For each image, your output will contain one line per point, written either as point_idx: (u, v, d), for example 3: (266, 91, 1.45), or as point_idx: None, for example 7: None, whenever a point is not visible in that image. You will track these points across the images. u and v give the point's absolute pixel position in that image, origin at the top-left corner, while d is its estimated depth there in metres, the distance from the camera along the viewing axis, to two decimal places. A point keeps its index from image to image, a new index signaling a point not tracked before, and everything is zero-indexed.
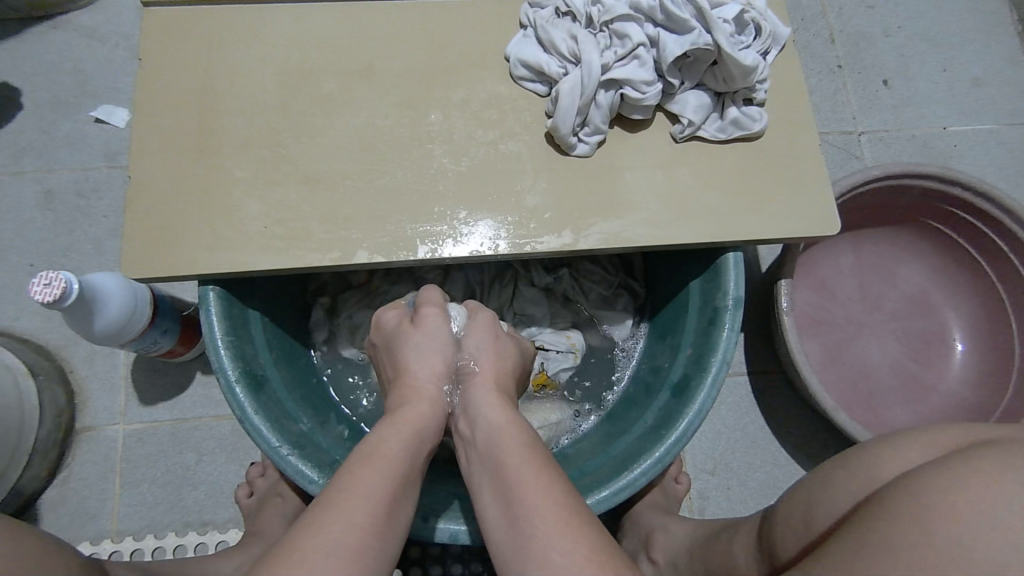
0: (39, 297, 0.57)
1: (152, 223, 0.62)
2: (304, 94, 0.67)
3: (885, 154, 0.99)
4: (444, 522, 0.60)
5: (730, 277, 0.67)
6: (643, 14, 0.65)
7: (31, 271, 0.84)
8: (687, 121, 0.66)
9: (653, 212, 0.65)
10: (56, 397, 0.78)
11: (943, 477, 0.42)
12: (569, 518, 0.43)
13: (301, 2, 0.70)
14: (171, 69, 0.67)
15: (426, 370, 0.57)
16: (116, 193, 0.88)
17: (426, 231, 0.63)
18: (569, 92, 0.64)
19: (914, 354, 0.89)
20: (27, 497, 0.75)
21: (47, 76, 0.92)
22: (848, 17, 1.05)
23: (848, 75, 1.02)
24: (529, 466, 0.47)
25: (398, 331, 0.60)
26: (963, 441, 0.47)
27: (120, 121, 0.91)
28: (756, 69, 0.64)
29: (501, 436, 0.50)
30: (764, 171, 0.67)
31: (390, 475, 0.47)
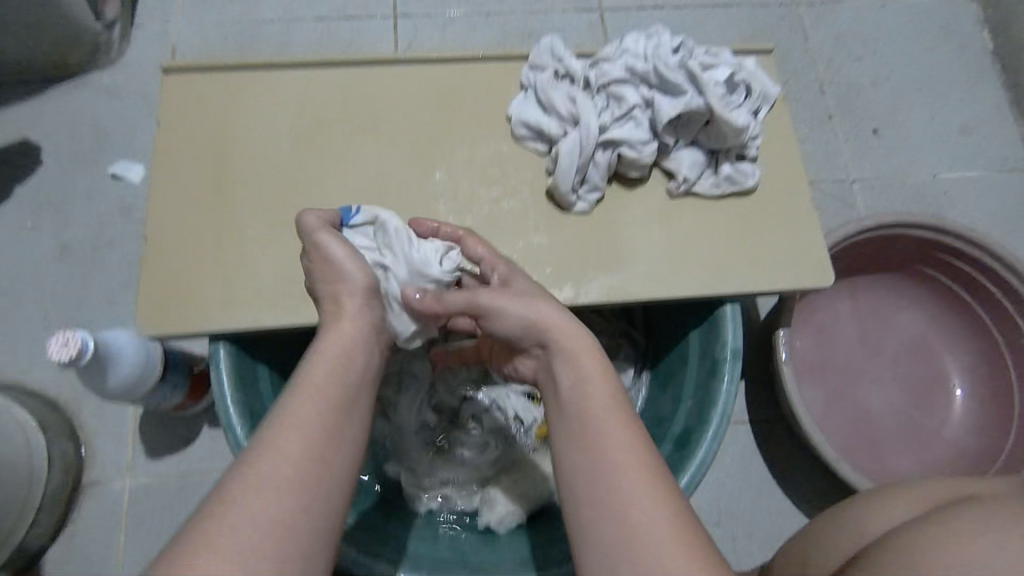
0: (56, 356, 0.58)
1: (165, 281, 0.63)
2: (314, 155, 0.69)
3: (878, 201, 1.01)
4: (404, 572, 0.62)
5: (728, 330, 0.68)
6: (638, 78, 0.68)
7: (45, 324, 0.86)
8: (682, 178, 0.69)
9: (651, 267, 0.67)
10: (65, 450, 0.79)
11: (932, 533, 0.42)
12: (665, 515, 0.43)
13: (312, 67, 0.73)
14: (186, 132, 0.70)
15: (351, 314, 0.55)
16: (129, 246, 0.91)
17: None
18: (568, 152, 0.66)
19: (916, 400, 0.89)
20: (32, 552, 0.76)
21: (67, 133, 0.96)
22: (837, 69, 1.09)
23: (839, 125, 1.06)
24: (623, 456, 0.45)
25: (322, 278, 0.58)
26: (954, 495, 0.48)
27: (135, 177, 0.94)
28: (747, 129, 0.67)
29: (596, 416, 0.48)
30: (759, 225, 0.70)
31: (301, 475, 0.43)
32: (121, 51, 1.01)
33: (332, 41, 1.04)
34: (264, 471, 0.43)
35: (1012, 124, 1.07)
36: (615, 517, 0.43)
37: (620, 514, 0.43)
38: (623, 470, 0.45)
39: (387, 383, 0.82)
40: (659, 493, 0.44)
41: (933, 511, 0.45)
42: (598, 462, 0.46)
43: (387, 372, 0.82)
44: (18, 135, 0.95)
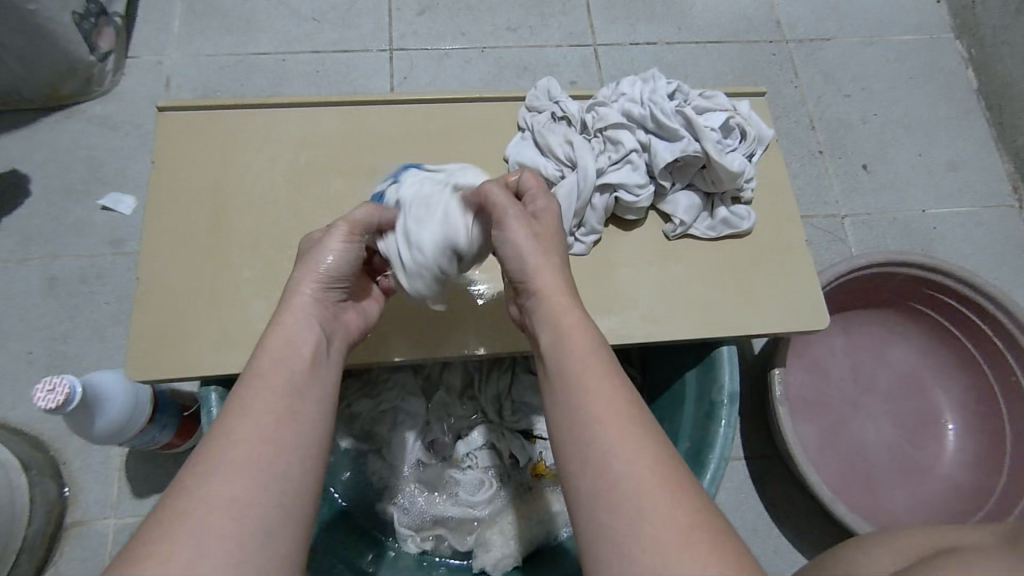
0: (42, 403, 0.57)
1: (156, 325, 0.62)
2: (311, 195, 0.69)
3: (869, 235, 1.02)
4: None
5: (725, 372, 0.68)
6: (635, 122, 0.69)
7: (30, 359, 0.84)
8: (679, 221, 0.69)
9: (648, 310, 0.67)
10: (48, 490, 0.77)
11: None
12: (648, 456, 0.41)
13: (310, 106, 0.73)
14: (182, 172, 0.69)
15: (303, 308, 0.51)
16: (119, 280, 0.89)
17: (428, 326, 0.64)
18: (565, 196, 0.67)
19: (909, 435, 0.90)
20: None
21: (57, 164, 0.95)
22: (827, 105, 1.11)
23: (829, 160, 1.07)
24: (603, 403, 0.43)
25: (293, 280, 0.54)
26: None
27: (126, 209, 0.93)
28: (743, 173, 0.68)
29: (573, 360, 0.46)
30: (755, 268, 0.70)
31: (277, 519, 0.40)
32: (114, 81, 1.01)
33: (328, 74, 1.05)
34: (218, 461, 0.41)
35: (997, 160, 1.09)
36: (599, 462, 0.41)
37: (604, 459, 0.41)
38: (603, 416, 0.43)
39: (379, 421, 0.79)
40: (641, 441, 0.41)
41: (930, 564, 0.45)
42: (579, 411, 0.43)
43: (379, 410, 0.79)
44: (8, 166, 0.94)
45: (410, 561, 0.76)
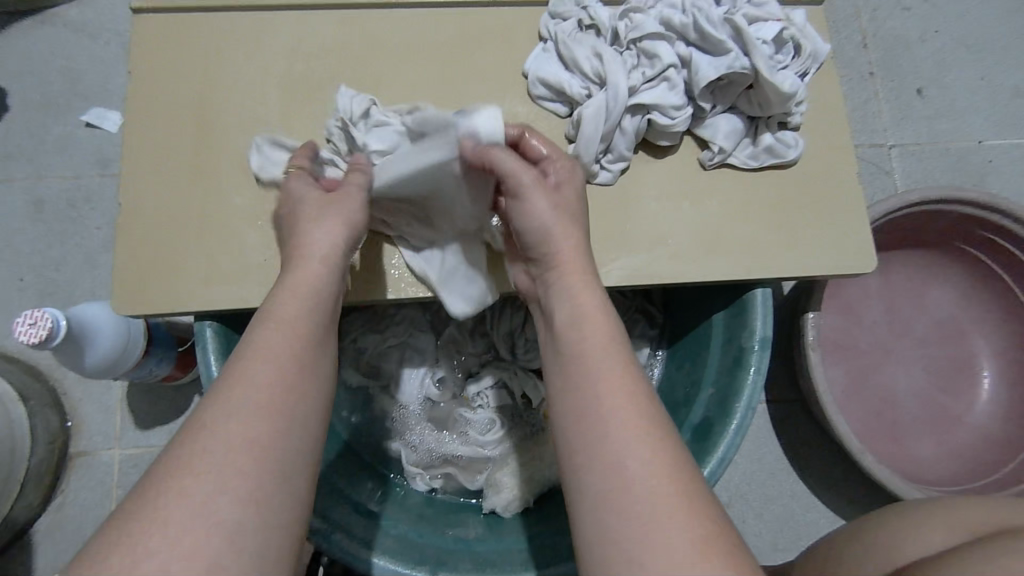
0: (24, 338, 0.53)
1: (145, 255, 0.58)
2: (306, 112, 0.62)
3: (918, 168, 0.94)
4: (379, 560, 0.58)
5: (757, 315, 0.63)
6: (674, 32, 0.60)
7: (22, 286, 0.81)
8: (717, 148, 0.62)
9: (678, 247, 0.61)
10: (50, 420, 0.75)
11: (975, 566, 0.38)
12: None
13: (303, 9, 0.65)
14: (163, 85, 0.62)
15: (322, 245, 0.49)
16: (109, 204, 0.84)
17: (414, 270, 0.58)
18: (596, 129, 0.59)
19: (941, 383, 0.85)
20: (21, 525, 0.73)
21: (34, 75, 0.87)
22: (882, 20, 0.99)
23: (880, 83, 0.97)
24: None
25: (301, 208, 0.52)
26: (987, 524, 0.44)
27: (112, 126, 0.86)
28: (795, 94, 0.60)
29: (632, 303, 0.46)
30: (800, 202, 0.63)
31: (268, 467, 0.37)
32: None
33: None
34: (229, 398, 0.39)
35: None
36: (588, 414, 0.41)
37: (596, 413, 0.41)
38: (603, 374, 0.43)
39: (386, 356, 0.76)
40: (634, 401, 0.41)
41: (974, 539, 0.41)
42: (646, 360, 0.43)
43: (386, 345, 0.76)
44: None
45: (419, 499, 0.73)
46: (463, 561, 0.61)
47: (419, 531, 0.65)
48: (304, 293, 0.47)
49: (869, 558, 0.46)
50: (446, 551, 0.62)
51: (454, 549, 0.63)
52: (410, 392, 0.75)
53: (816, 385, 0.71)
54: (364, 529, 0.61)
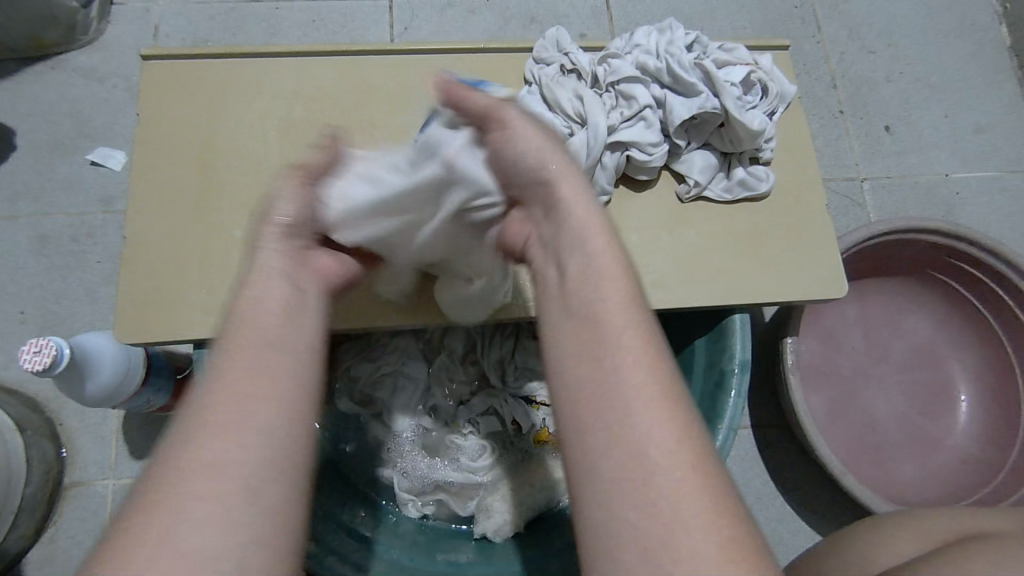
0: (28, 365, 0.55)
1: (147, 286, 0.60)
2: (303, 150, 0.66)
3: (889, 200, 0.98)
4: None
5: (736, 342, 0.66)
6: (650, 76, 0.64)
7: (23, 319, 0.83)
8: (693, 182, 0.66)
9: (659, 276, 0.64)
10: (45, 451, 0.76)
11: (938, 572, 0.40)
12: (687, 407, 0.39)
13: (302, 55, 0.69)
14: (168, 126, 0.65)
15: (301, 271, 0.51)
16: (111, 239, 0.87)
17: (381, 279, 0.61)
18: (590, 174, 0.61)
19: (919, 406, 0.88)
20: (12, 557, 0.73)
21: (43, 118, 0.91)
22: (849, 63, 1.06)
23: (850, 120, 1.02)
24: None
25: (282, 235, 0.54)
26: (950, 535, 0.46)
27: (116, 165, 0.90)
28: (764, 131, 0.64)
29: None
30: (772, 231, 0.67)
31: None
32: (100, 30, 0.96)
33: (325, 23, 1.00)
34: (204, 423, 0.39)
35: None
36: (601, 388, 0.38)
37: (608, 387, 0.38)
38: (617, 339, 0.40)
39: (379, 385, 0.77)
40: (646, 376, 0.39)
41: (940, 548, 0.44)
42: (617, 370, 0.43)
43: (379, 374, 0.78)
44: None
45: (411, 526, 0.74)
46: None
47: (409, 556, 0.66)
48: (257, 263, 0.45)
49: (845, 570, 0.48)
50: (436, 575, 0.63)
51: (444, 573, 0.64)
52: (402, 420, 0.77)
53: (797, 407, 0.73)
54: (357, 555, 0.63)
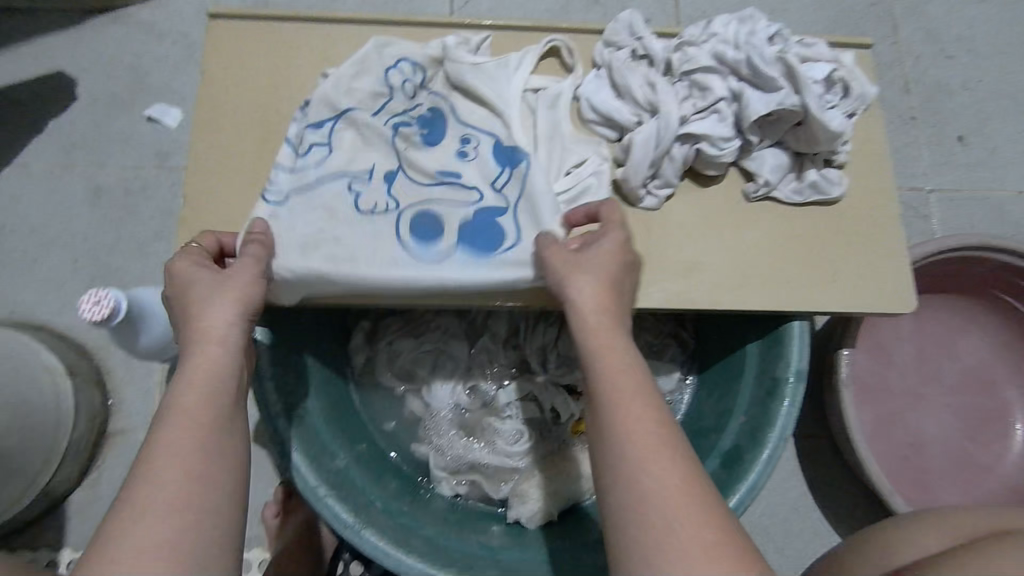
0: (88, 315, 0.55)
1: None
2: (268, 97, 0.65)
3: (955, 215, 0.94)
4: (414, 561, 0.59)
5: (792, 349, 0.64)
6: (727, 67, 0.62)
7: (76, 269, 0.84)
8: (762, 181, 0.64)
9: (719, 276, 0.63)
10: (92, 399, 0.77)
11: None
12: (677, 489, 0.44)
13: (367, 24, 0.68)
14: (231, 87, 0.65)
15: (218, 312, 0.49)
16: (164, 195, 0.87)
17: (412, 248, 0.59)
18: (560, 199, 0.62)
19: (969, 431, 0.85)
20: (56, 499, 0.75)
21: (105, 71, 0.91)
22: (926, 67, 1.01)
23: (921, 127, 0.98)
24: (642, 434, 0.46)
25: (203, 281, 0.50)
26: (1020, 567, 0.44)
27: (173, 122, 0.90)
28: (843, 134, 0.61)
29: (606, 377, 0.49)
30: (842, 239, 0.65)
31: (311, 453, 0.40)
32: None
33: None
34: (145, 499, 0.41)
35: None
36: (623, 474, 0.45)
37: (626, 475, 0.45)
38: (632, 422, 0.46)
39: (420, 362, 0.78)
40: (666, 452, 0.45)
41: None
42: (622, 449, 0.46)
43: (422, 350, 0.78)
44: (53, 68, 0.91)
45: (443, 504, 0.74)
46: (488, 568, 0.61)
47: (445, 533, 0.66)
48: (206, 376, 0.47)
49: None
50: (468, 556, 0.63)
51: (480, 556, 0.63)
52: (441, 399, 0.77)
53: (848, 423, 0.71)
54: (396, 530, 0.62)
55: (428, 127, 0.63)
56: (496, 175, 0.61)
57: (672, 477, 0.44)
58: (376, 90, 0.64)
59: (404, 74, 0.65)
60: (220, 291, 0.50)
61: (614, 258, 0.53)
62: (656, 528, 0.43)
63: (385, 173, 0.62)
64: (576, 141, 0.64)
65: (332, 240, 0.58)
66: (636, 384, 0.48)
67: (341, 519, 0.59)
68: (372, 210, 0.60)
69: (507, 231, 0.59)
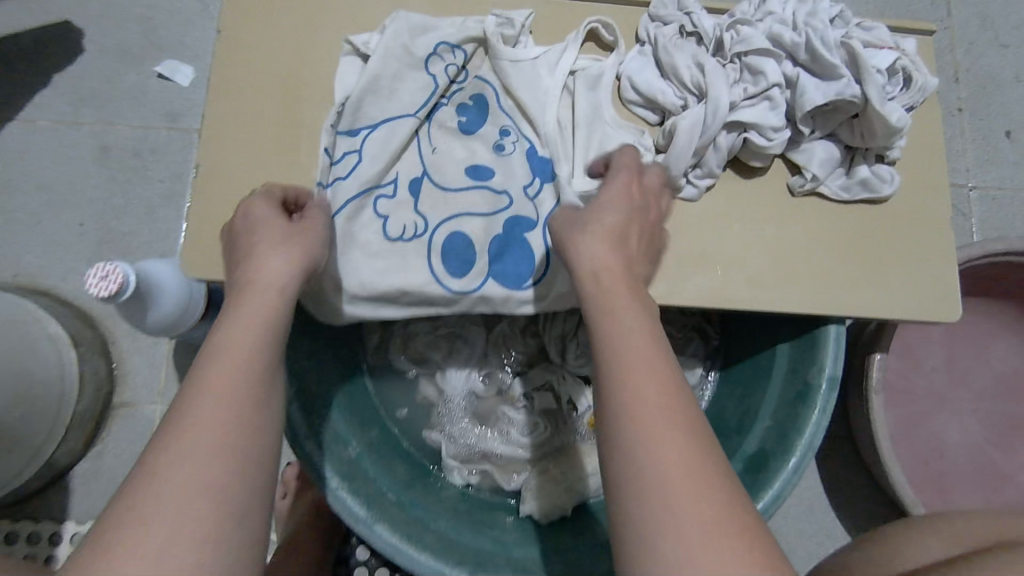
0: (94, 291, 0.53)
1: (217, 219, 0.57)
2: (288, 61, 0.61)
3: (996, 215, 0.90)
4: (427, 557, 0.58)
5: (828, 353, 0.61)
6: (783, 51, 0.57)
7: (81, 231, 0.81)
8: (810, 175, 0.60)
9: (758, 274, 0.59)
10: (98, 369, 0.75)
11: None
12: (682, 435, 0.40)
13: None
14: (250, 48, 0.61)
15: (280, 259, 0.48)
16: (174, 158, 0.84)
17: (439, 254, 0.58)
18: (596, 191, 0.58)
19: (993, 439, 0.83)
20: (60, 468, 0.73)
21: (113, 21, 0.86)
22: (977, 55, 0.95)
23: (968, 120, 0.93)
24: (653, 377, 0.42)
25: (266, 227, 0.49)
26: None
27: (184, 80, 0.85)
28: (903, 128, 0.57)
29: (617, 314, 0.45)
30: (889, 240, 0.61)
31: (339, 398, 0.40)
32: None
33: None
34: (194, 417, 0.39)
35: None
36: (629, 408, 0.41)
37: (627, 447, 0.40)
38: (637, 385, 0.41)
39: (435, 346, 0.75)
40: (675, 422, 0.40)
41: None
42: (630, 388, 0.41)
43: (438, 334, 0.75)
44: (59, 16, 0.86)
45: (455, 492, 0.72)
46: (501, 565, 0.60)
47: (457, 526, 0.64)
48: (260, 311, 0.45)
49: None
50: (480, 551, 0.61)
51: (493, 551, 0.62)
52: (456, 385, 0.75)
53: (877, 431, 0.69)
54: (408, 523, 0.60)
55: (471, 115, 0.61)
56: (528, 182, 0.59)
57: (680, 452, 0.39)
58: (416, 81, 0.59)
59: (447, 59, 0.60)
60: (281, 244, 0.49)
61: (627, 199, 0.51)
62: (657, 507, 0.38)
63: (410, 179, 0.59)
64: (617, 126, 0.60)
65: (360, 266, 0.56)
66: (650, 347, 0.43)
67: (352, 511, 0.58)
68: (401, 235, 0.57)
69: (536, 252, 0.58)
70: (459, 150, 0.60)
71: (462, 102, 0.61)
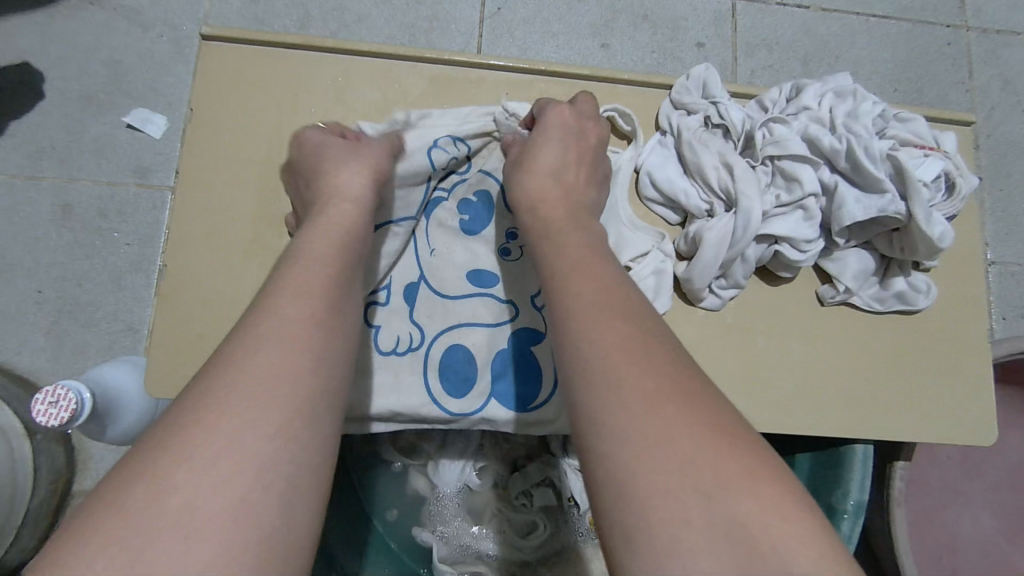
0: (43, 421, 0.46)
1: (183, 329, 0.50)
2: (270, 148, 0.54)
3: (1015, 292, 0.87)
4: None
5: (854, 476, 0.57)
6: (821, 155, 0.52)
7: (39, 299, 0.74)
8: (843, 287, 0.55)
9: (784, 395, 0.54)
10: (54, 458, 0.69)
11: None
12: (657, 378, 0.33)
13: (392, 58, 0.57)
14: (228, 130, 0.54)
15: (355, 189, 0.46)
16: (144, 218, 0.77)
17: (434, 367, 0.52)
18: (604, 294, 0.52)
19: (1010, 534, 0.79)
20: (12, 568, 0.67)
21: (77, 64, 0.79)
22: (999, 120, 0.91)
23: (988, 189, 0.89)
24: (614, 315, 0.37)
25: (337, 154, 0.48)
26: None
27: (155, 132, 0.78)
28: (947, 245, 0.52)
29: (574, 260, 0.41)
30: (924, 355, 0.57)
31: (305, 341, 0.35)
32: None
33: None
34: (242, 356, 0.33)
35: None
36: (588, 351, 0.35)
37: (572, 339, 0.36)
38: (581, 282, 0.39)
39: (426, 437, 0.69)
40: (625, 313, 0.37)
41: None
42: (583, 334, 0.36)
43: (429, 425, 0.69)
44: (17, 57, 0.78)
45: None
46: None
47: None
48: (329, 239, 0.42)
49: None
50: None
51: None
52: (448, 480, 0.68)
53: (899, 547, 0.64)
54: None
55: (472, 213, 0.56)
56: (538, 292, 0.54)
57: (631, 338, 0.35)
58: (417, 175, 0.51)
59: (451, 151, 0.53)
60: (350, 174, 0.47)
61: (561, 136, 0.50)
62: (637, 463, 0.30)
63: (405, 285, 0.53)
64: (634, 228, 0.54)
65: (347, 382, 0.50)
66: (585, 249, 0.42)
67: None
68: (394, 347, 0.51)
69: (543, 370, 0.52)
70: (462, 252, 0.54)
71: (462, 198, 0.56)
